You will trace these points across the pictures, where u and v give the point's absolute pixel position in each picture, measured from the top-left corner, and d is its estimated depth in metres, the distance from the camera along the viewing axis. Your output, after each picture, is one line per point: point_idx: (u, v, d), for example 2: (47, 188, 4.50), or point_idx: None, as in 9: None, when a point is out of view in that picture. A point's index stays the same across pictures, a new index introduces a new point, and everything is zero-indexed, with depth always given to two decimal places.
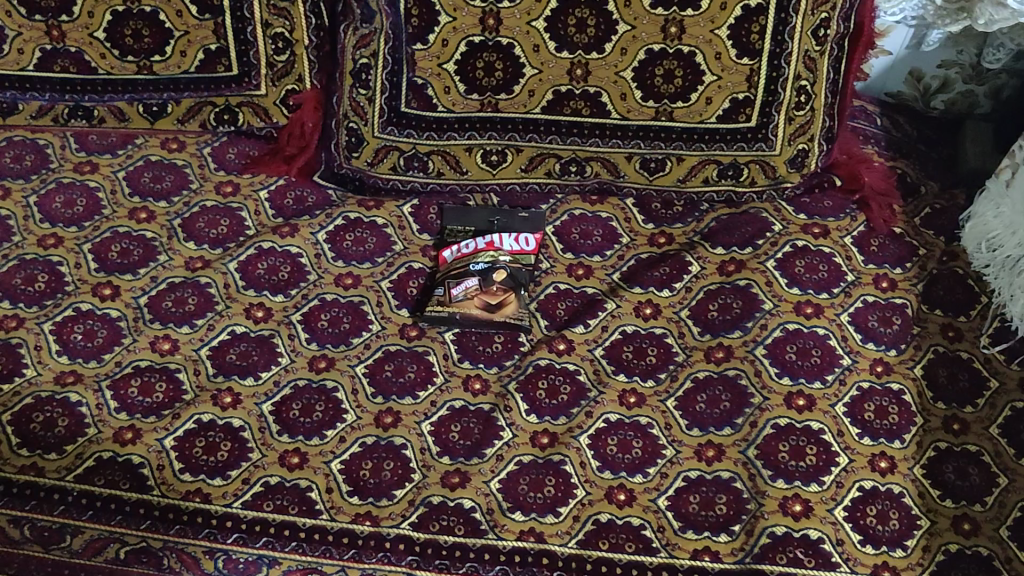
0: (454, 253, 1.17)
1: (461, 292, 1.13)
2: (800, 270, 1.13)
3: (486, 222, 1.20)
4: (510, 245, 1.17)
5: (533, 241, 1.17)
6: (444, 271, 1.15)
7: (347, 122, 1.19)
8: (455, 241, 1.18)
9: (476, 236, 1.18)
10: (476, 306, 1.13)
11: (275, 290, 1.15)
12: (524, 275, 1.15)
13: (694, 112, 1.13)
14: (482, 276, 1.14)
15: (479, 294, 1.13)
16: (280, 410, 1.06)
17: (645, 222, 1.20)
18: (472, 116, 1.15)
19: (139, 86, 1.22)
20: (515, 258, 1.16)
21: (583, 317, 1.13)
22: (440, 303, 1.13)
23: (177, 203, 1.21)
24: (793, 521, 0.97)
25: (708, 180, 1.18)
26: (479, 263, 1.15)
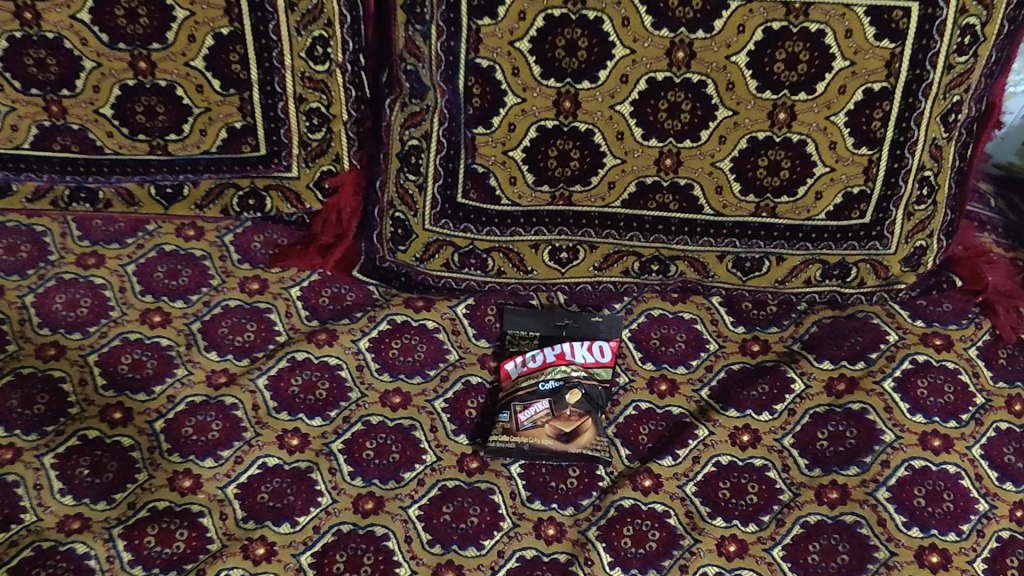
0: (519, 368, 1.01)
1: (529, 418, 0.97)
2: (923, 393, 0.97)
3: (554, 327, 1.05)
4: (582, 358, 1.01)
5: (610, 352, 1.02)
6: (508, 391, 0.99)
7: (392, 212, 1.03)
8: (518, 354, 1.02)
9: (543, 348, 1.03)
10: (547, 435, 0.97)
11: (312, 412, 0.99)
12: (601, 394, 0.99)
13: (803, 208, 0.97)
14: (554, 398, 0.99)
15: (550, 420, 0.97)
16: (320, 563, 0.88)
17: (735, 324, 1.05)
18: (540, 210, 1.00)
19: (151, 167, 1.06)
20: (590, 372, 1.00)
21: (672, 447, 0.96)
22: (505, 431, 0.96)
23: (196, 302, 1.06)
24: None
25: (810, 281, 1.03)
26: (549, 381, 1.00)
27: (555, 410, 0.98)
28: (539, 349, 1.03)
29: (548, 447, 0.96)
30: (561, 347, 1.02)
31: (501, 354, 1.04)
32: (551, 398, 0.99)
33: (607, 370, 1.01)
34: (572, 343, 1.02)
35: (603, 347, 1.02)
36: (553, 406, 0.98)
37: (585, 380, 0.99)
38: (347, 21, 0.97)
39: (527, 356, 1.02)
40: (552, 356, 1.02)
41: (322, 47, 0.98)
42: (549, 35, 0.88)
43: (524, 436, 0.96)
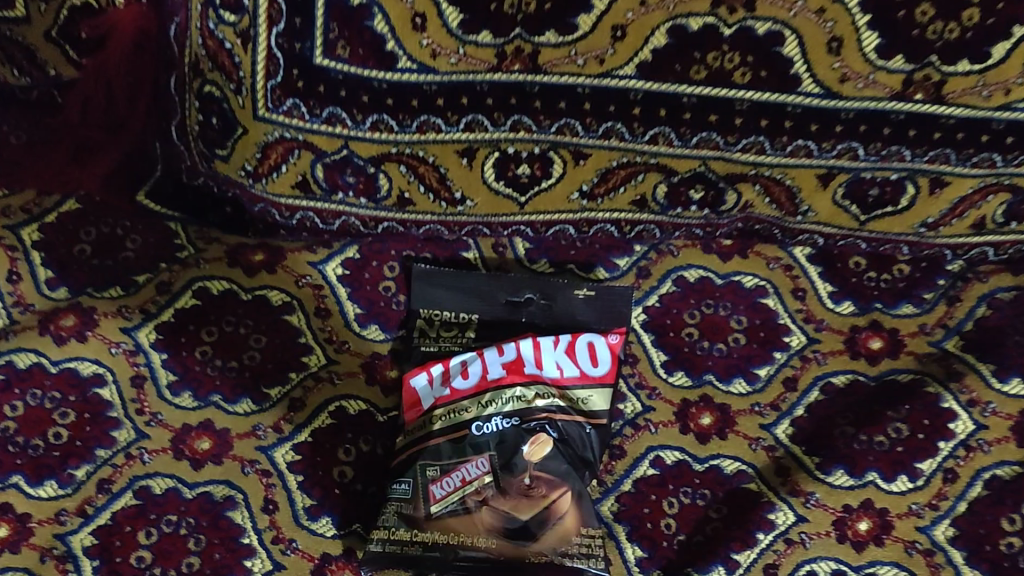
0: (433, 396, 0.53)
1: (449, 496, 0.49)
2: None
3: (505, 305, 0.57)
4: (554, 371, 0.54)
5: (607, 360, 0.54)
6: (412, 439, 0.51)
7: (200, 82, 0.52)
8: (431, 363, 0.54)
9: (479, 351, 0.54)
10: (488, 527, 0.47)
11: (37, 474, 0.51)
12: (592, 442, 0.52)
13: (996, 87, 0.48)
14: (499, 454, 0.51)
15: (492, 500, 0.48)
16: None
17: (836, 300, 0.57)
18: (469, 79, 0.49)
19: None
20: (569, 399, 0.53)
21: (726, 550, 0.49)
22: (404, 521, 0.48)
23: None
24: None
25: (983, 225, 0.56)
26: (492, 422, 0.52)
27: (504, 480, 0.49)
28: (470, 354, 0.54)
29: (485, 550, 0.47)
30: (512, 349, 0.54)
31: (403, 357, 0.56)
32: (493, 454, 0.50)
33: (609, 392, 0.53)
34: (533, 342, 0.54)
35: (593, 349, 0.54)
36: (501, 472, 0.50)
37: (560, 414, 0.52)
38: None
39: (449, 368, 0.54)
40: (498, 369, 0.54)
41: None
42: None
43: (443, 529, 0.48)
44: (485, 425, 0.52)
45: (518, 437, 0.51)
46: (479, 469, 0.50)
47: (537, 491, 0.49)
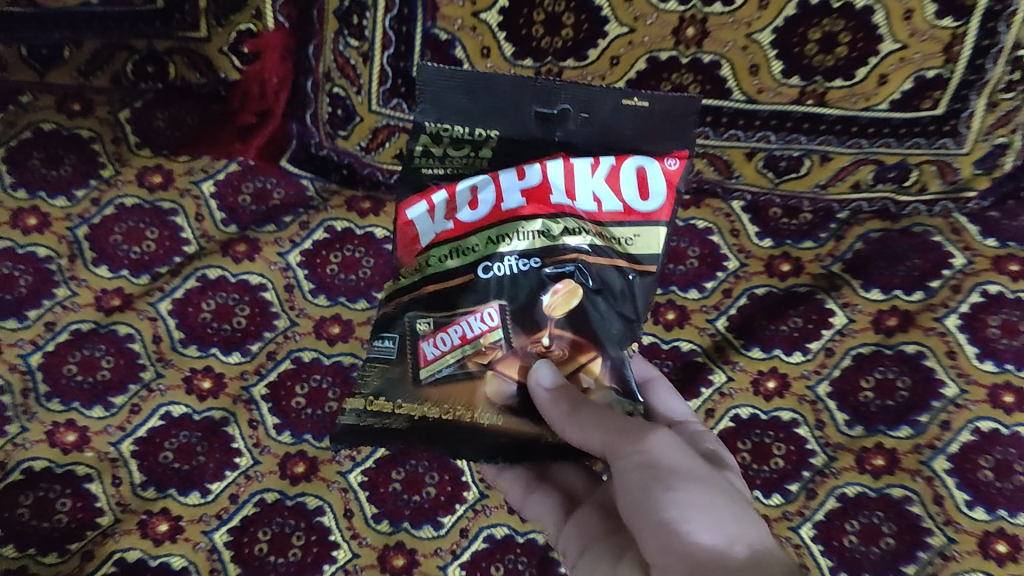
0: (433, 232, 0.69)
1: (440, 360, 0.65)
2: (995, 333, 0.78)
3: (538, 126, 0.68)
4: (595, 206, 0.68)
5: (660, 192, 0.67)
6: (428, 265, 0.68)
7: (329, 86, 0.79)
8: (428, 194, 0.69)
9: (493, 178, 0.68)
10: (489, 398, 0.64)
11: (228, 346, 0.79)
12: (621, 291, 0.67)
13: (860, 95, 0.75)
14: (519, 295, 0.66)
15: (496, 363, 0.65)
16: (240, 542, 0.73)
17: (760, 237, 0.84)
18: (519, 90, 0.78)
19: (20, 26, 0.85)
20: (612, 241, 0.68)
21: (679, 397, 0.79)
22: (390, 393, 0.65)
23: (81, 200, 0.83)
24: (997, 568, 0.71)
25: (859, 186, 0.81)
26: (507, 260, 0.66)
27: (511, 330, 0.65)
28: (492, 190, 0.68)
29: (486, 437, 0.64)
30: (536, 183, 0.67)
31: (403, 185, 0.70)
32: (511, 293, 0.66)
33: (655, 229, 0.68)
34: (568, 180, 0.67)
35: (648, 182, 0.67)
36: (502, 342, 0.65)
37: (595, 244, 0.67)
38: None
39: (463, 201, 0.68)
40: (520, 202, 0.67)
41: None
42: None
43: (440, 411, 0.64)
44: (497, 263, 0.66)
45: (545, 278, 0.66)
46: (479, 329, 0.65)
47: (555, 354, 0.65)
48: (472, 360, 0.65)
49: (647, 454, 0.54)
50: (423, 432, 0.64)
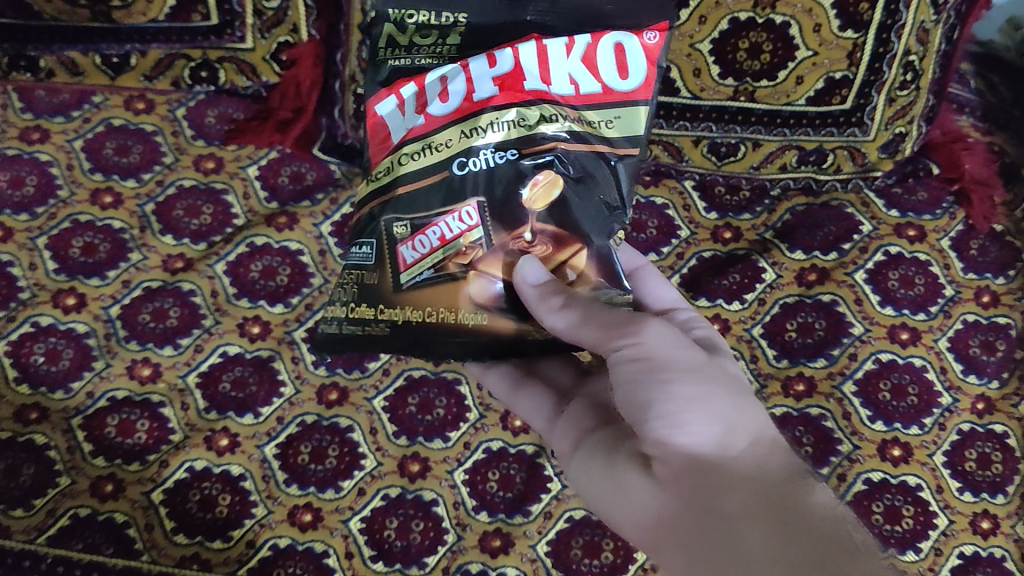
0: (405, 128, 0.64)
1: (420, 265, 0.61)
2: (893, 285, 0.97)
3: (505, 11, 0.65)
4: (571, 87, 0.63)
5: (639, 72, 0.63)
6: (393, 164, 0.64)
7: (354, 87, 0.97)
8: (397, 87, 0.65)
9: (466, 68, 0.63)
10: (472, 298, 0.60)
11: (273, 299, 0.96)
12: (601, 176, 0.63)
13: (782, 92, 0.94)
14: (497, 187, 0.60)
15: (478, 261, 0.60)
16: (286, 453, 0.91)
17: (707, 211, 1.02)
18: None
19: (96, 36, 0.99)
20: (594, 124, 0.64)
21: None
22: (365, 297, 0.61)
23: (148, 182, 1.01)
24: (892, 467, 0.90)
25: (785, 167, 1.00)
26: (480, 155, 0.61)
27: (489, 228, 0.60)
28: (463, 79, 0.63)
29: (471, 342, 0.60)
30: (507, 70, 0.62)
31: (370, 85, 0.67)
32: (488, 188, 0.60)
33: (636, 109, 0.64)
34: (541, 60, 0.63)
35: (626, 58, 0.63)
36: (483, 241, 0.60)
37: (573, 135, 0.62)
38: None
39: (433, 92, 0.64)
40: (493, 90, 0.62)
41: None
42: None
43: (418, 312, 0.60)
44: (473, 158, 0.61)
45: (524, 171, 0.60)
46: (456, 227, 0.60)
47: (536, 250, 0.60)
48: (453, 261, 0.60)
49: (643, 343, 0.58)
50: (405, 334, 0.60)
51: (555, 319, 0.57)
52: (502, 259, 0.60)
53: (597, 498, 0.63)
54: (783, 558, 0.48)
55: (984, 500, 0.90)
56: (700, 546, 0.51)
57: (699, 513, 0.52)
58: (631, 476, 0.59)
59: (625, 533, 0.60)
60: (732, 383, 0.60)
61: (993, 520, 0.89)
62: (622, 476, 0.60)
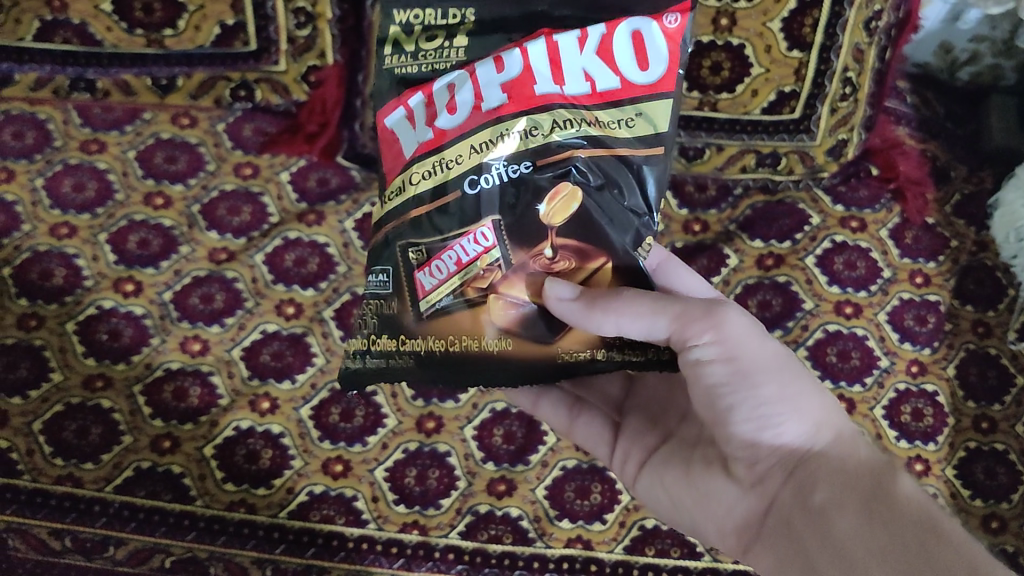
0: (415, 140, 0.68)
1: (438, 292, 0.65)
2: (839, 267, 1.14)
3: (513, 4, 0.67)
4: (587, 84, 0.65)
5: (661, 60, 0.65)
6: (405, 180, 0.67)
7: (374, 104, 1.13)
8: (403, 100, 0.69)
9: (475, 77, 0.65)
10: (495, 322, 0.65)
11: (305, 284, 1.11)
12: (623, 177, 0.64)
13: (740, 103, 1.11)
14: (510, 202, 0.63)
15: (497, 283, 0.64)
16: (319, 415, 1.05)
17: (679, 207, 1.16)
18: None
19: (149, 60, 1.14)
20: (609, 125, 0.64)
21: None
22: (389, 331, 0.67)
23: (194, 186, 1.16)
24: None
25: (746, 169, 1.16)
26: (491, 169, 0.63)
27: (507, 247, 0.64)
28: (472, 88, 0.65)
29: (498, 364, 0.66)
30: (517, 74, 0.64)
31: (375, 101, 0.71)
32: (502, 205, 0.63)
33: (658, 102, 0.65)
34: (552, 61, 0.65)
35: (646, 49, 0.65)
36: (499, 262, 0.64)
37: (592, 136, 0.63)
38: None
39: (442, 104, 0.67)
40: (502, 98, 0.64)
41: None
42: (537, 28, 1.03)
43: (442, 341, 0.66)
44: (485, 174, 0.63)
45: (542, 184, 0.63)
46: (470, 252, 0.64)
47: (560, 264, 0.64)
48: (473, 285, 0.64)
49: (727, 342, 0.64)
50: (430, 365, 0.66)
51: (613, 319, 0.61)
52: (523, 283, 0.64)
53: (679, 499, 0.74)
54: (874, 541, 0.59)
55: (918, 446, 1.08)
56: (807, 538, 0.63)
57: (795, 510, 0.65)
58: (719, 480, 0.70)
59: (711, 531, 0.72)
60: (799, 369, 0.69)
61: (925, 463, 1.07)
62: (714, 481, 0.70)
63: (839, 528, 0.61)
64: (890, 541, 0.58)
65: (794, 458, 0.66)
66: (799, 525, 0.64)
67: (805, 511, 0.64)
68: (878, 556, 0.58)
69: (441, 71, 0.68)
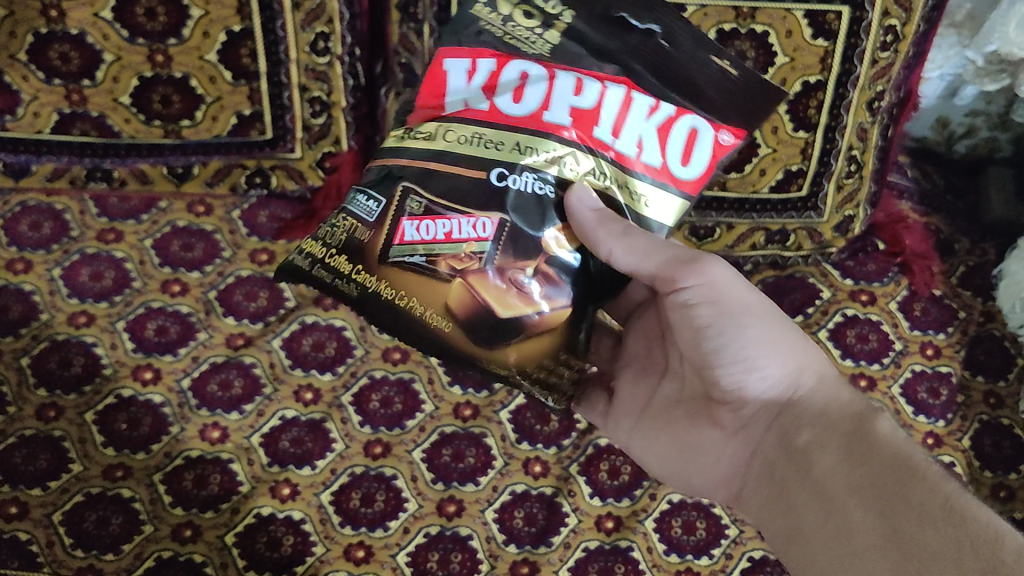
0: (464, 100, 0.70)
1: (412, 248, 0.67)
2: (852, 341, 1.16)
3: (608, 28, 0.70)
4: (635, 147, 0.69)
5: (701, 165, 0.70)
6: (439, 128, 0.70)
7: None
8: (475, 55, 0.71)
9: (549, 83, 0.69)
10: (448, 301, 0.66)
11: (323, 368, 1.12)
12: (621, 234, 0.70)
13: (749, 183, 1.13)
14: (524, 207, 0.68)
15: (467, 273, 0.66)
16: (340, 500, 1.05)
17: None
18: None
19: (165, 150, 1.17)
20: (635, 197, 0.70)
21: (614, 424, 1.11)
22: (348, 255, 0.68)
23: (211, 273, 1.17)
24: None
25: (755, 246, 1.18)
26: (519, 173, 0.68)
27: (494, 245, 0.67)
28: (545, 91, 0.69)
29: (420, 331, 0.67)
30: (586, 106, 0.68)
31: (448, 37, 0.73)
32: (516, 204, 0.67)
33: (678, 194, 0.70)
34: (620, 113, 0.69)
35: (694, 147, 0.70)
36: (484, 254, 0.66)
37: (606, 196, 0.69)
38: (348, 42, 1.08)
39: (507, 87, 0.69)
40: (563, 119, 0.68)
41: (317, 84, 1.11)
42: None
43: (388, 288, 0.67)
44: (515, 174, 0.67)
45: (551, 208, 0.68)
46: (462, 234, 0.67)
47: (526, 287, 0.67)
48: (448, 260, 0.67)
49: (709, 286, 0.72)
50: (365, 302, 0.67)
51: (613, 245, 0.66)
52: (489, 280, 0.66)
53: (669, 454, 0.81)
54: (852, 475, 0.66)
55: None
56: (791, 475, 0.71)
57: (781, 451, 0.73)
58: (706, 432, 0.78)
59: (702, 481, 0.80)
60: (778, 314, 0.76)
61: None
62: (706, 435, 0.78)
63: (815, 466, 0.69)
64: (859, 471, 0.66)
65: (777, 404, 0.74)
66: (784, 461, 0.72)
67: (786, 451, 0.72)
68: (851, 487, 0.65)
69: (520, 53, 0.70)
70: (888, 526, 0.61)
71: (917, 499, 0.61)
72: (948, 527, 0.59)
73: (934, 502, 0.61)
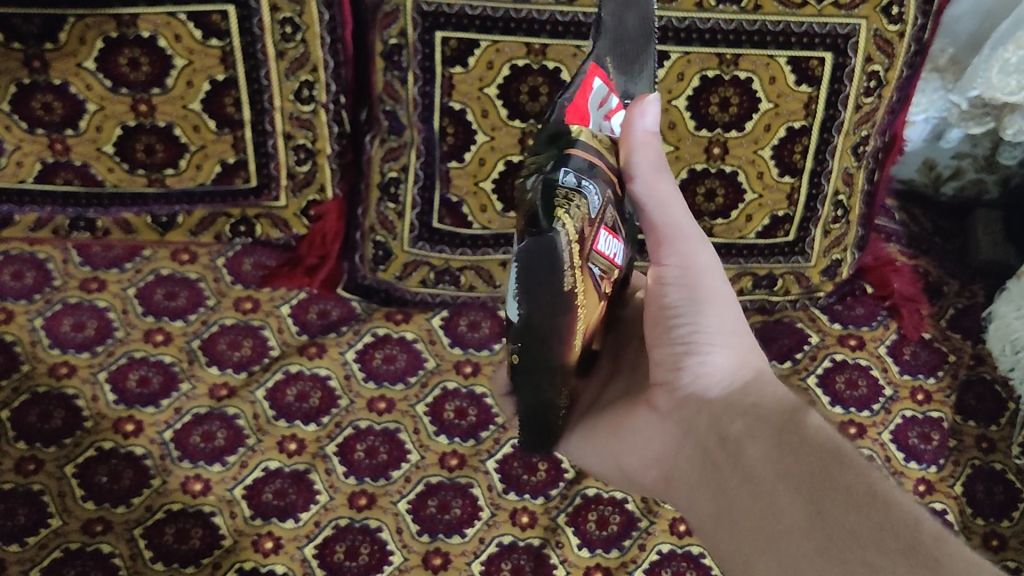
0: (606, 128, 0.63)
1: (599, 259, 0.58)
2: (841, 387, 1.15)
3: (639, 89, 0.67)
4: None
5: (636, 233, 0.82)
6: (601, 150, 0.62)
7: (373, 236, 1.15)
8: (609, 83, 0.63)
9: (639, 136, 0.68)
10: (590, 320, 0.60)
11: (307, 418, 1.11)
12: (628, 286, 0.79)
13: (735, 228, 1.12)
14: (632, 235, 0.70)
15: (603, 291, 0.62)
16: (324, 553, 1.03)
17: None
18: (488, 253, 1.16)
19: (149, 199, 1.16)
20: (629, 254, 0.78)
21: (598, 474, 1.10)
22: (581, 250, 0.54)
23: (194, 321, 1.16)
24: None
25: (743, 290, 1.16)
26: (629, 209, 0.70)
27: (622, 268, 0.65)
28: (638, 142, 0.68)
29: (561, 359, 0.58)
30: None
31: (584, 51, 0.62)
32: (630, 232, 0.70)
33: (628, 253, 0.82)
34: None
35: None
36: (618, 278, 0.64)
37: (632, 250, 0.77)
38: (332, 91, 1.08)
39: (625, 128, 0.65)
40: None
41: (303, 133, 1.11)
42: (514, 82, 1.03)
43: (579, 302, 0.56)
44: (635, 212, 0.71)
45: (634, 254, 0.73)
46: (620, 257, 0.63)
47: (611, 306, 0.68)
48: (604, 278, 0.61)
49: (686, 264, 0.72)
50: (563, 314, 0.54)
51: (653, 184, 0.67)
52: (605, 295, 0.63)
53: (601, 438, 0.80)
54: (775, 460, 0.63)
55: None
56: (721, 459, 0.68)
57: (715, 436, 0.70)
58: (646, 418, 0.77)
59: (638, 468, 0.78)
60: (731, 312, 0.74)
61: None
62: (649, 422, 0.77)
63: (746, 454, 0.66)
64: (790, 459, 0.62)
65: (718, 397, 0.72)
66: (716, 445, 0.70)
67: (719, 438, 0.69)
68: (773, 470, 0.63)
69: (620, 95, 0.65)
70: (812, 508, 0.58)
71: (843, 485, 0.58)
72: (871, 511, 0.56)
73: (862, 489, 0.58)
